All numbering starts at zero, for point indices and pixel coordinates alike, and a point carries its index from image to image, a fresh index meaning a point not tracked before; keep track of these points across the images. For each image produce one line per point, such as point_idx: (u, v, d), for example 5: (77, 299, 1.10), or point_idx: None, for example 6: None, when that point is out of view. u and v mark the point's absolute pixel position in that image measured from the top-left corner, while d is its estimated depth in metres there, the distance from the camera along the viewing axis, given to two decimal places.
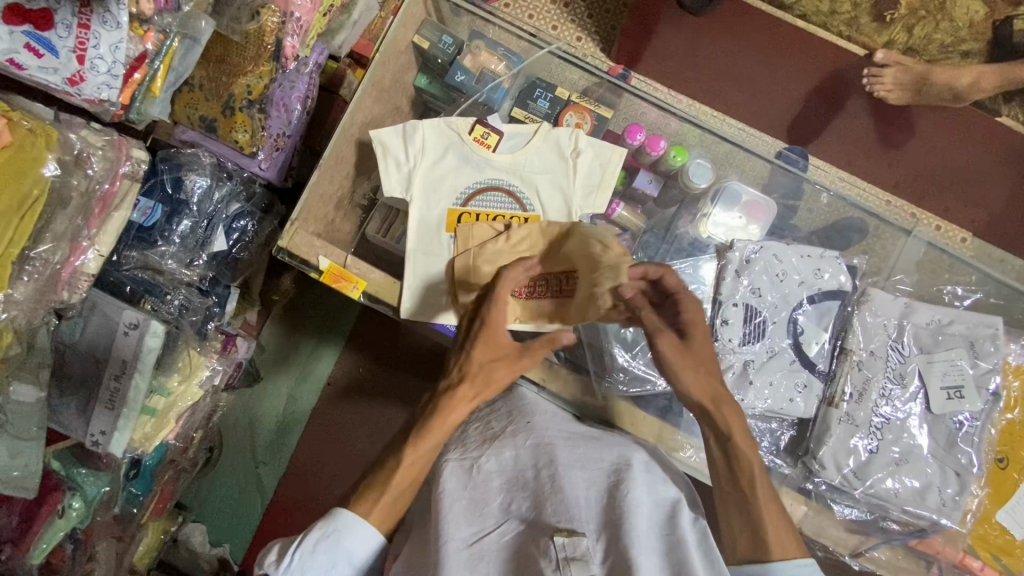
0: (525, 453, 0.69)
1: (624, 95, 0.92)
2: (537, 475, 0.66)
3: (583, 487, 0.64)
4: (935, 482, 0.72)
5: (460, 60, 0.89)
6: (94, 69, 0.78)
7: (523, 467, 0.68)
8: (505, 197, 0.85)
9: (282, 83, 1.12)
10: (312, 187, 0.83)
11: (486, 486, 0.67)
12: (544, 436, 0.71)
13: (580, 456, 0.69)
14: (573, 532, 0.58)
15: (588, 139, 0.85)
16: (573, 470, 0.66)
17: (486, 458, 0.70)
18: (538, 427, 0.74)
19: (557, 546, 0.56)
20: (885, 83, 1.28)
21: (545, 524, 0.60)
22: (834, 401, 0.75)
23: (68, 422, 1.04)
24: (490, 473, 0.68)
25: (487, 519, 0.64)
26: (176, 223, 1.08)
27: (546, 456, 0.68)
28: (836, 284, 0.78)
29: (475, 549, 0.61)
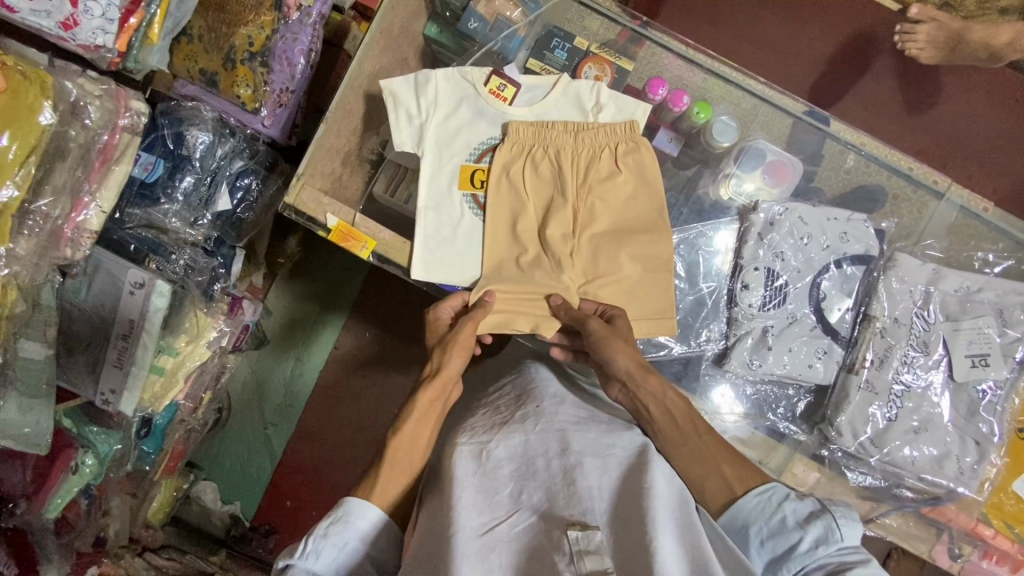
0: (533, 439, 0.68)
1: (646, 45, 0.86)
2: (548, 464, 0.64)
3: (595, 476, 0.62)
4: (953, 451, 0.70)
5: (474, 6, 0.83)
6: (88, 12, 0.74)
7: (535, 453, 0.66)
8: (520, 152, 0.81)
9: (285, 35, 1.08)
10: (319, 142, 0.79)
11: (495, 473, 0.65)
12: (554, 422, 0.70)
13: (590, 441, 0.67)
14: (586, 526, 0.56)
15: (611, 93, 0.81)
16: (586, 458, 0.64)
17: (495, 444, 0.68)
18: (546, 412, 0.73)
19: (571, 540, 0.55)
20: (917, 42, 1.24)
21: (558, 516, 0.58)
22: (855, 367, 0.73)
23: (77, 380, 1.05)
24: (500, 460, 0.66)
25: (498, 508, 0.61)
26: (179, 180, 1.05)
27: (557, 444, 0.66)
28: (862, 248, 0.75)
29: (486, 538, 0.58)
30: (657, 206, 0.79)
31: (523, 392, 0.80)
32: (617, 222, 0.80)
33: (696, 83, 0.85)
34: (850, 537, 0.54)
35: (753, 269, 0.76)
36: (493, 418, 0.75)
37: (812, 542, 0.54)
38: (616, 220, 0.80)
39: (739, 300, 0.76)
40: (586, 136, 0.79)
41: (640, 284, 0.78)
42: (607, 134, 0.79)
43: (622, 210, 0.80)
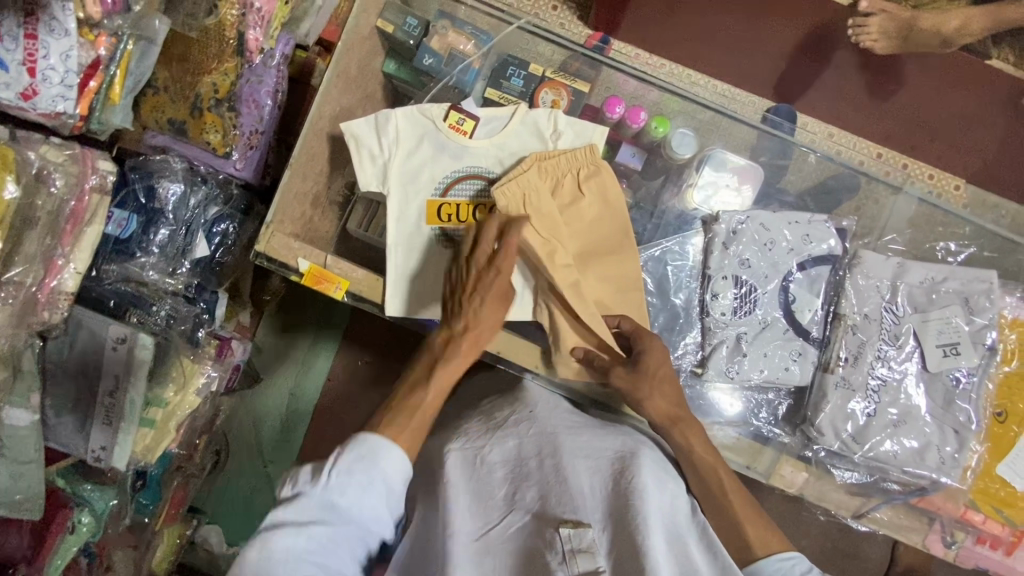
0: (526, 444, 0.73)
1: (601, 69, 0.88)
2: (540, 465, 0.69)
3: (585, 474, 0.67)
4: (933, 441, 0.71)
5: (427, 42, 0.86)
6: (47, 80, 0.75)
7: (528, 455, 0.72)
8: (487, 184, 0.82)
9: (249, 79, 1.13)
10: (286, 188, 0.80)
11: (489, 478, 0.71)
12: (547, 427, 0.74)
13: (582, 443, 0.71)
14: (578, 523, 0.62)
15: (569, 120, 0.82)
16: (576, 459, 0.68)
17: (488, 449, 0.74)
18: (540, 416, 0.77)
19: (563, 538, 0.60)
20: (870, 32, 1.27)
21: (551, 514, 0.63)
22: (830, 366, 0.74)
23: (67, 439, 1.05)
24: (495, 463, 0.72)
25: (492, 512, 0.68)
26: (153, 233, 1.06)
27: (549, 446, 0.71)
28: (826, 248, 0.77)
29: (481, 543, 0.66)
30: (623, 226, 0.81)
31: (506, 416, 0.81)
32: (587, 244, 0.81)
33: (652, 99, 0.86)
34: None
35: (721, 278, 0.77)
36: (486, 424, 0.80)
37: None
38: (587, 245, 0.81)
39: (711, 310, 0.77)
40: (547, 164, 0.80)
41: (614, 301, 0.79)
42: (568, 161, 0.80)
43: (591, 230, 0.81)
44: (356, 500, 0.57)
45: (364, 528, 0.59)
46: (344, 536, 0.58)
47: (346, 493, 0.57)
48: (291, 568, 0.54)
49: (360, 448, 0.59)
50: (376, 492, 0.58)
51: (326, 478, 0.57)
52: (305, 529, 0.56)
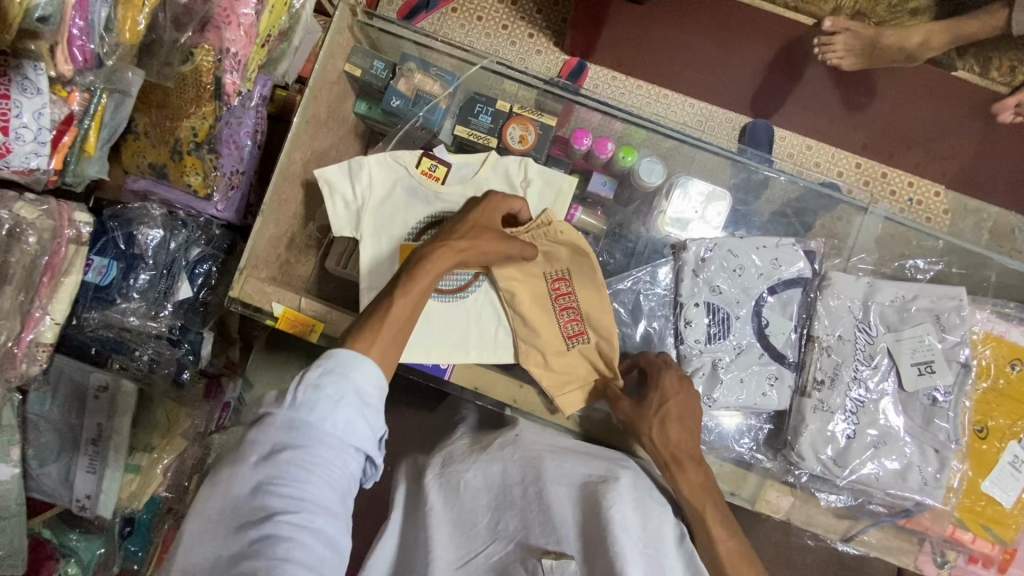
0: (511, 469, 0.75)
1: (572, 108, 0.88)
2: (524, 492, 0.72)
3: (563, 502, 0.70)
4: (914, 462, 0.71)
5: (394, 85, 0.86)
6: (20, 138, 0.77)
7: (512, 481, 0.74)
8: None
9: (228, 121, 1.15)
10: (259, 232, 0.80)
11: (474, 504, 0.75)
12: (532, 450, 0.76)
13: (564, 469, 0.73)
14: (560, 555, 0.66)
15: (538, 167, 0.85)
16: (558, 485, 0.71)
17: (469, 472, 0.77)
18: (525, 439, 0.78)
19: (546, 567, 0.65)
20: (836, 51, 1.33)
21: (535, 545, 0.69)
22: (806, 390, 0.74)
23: (52, 490, 1.04)
24: (477, 489, 0.75)
25: (475, 540, 0.74)
26: (133, 278, 1.06)
27: (533, 471, 0.73)
28: (796, 270, 0.78)
29: (463, 569, 0.72)
30: (585, 260, 0.82)
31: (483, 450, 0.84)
32: (554, 277, 0.83)
33: (618, 129, 0.87)
34: None
35: (695, 308, 0.78)
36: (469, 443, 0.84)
37: None
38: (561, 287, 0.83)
39: (685, 337, 0.78)
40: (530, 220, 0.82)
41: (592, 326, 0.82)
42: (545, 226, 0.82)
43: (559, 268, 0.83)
44: (324, 415, 0.59)
45: (339, 448, 0.59)
46: (318, 459, 0.58)
47: (314, 409, 0.59)
48: (267, 493, 0.56)
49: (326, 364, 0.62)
50: (347, 405, 0.60)
51: (295, 394, 0.60)
52: (275, 455, 0.58)
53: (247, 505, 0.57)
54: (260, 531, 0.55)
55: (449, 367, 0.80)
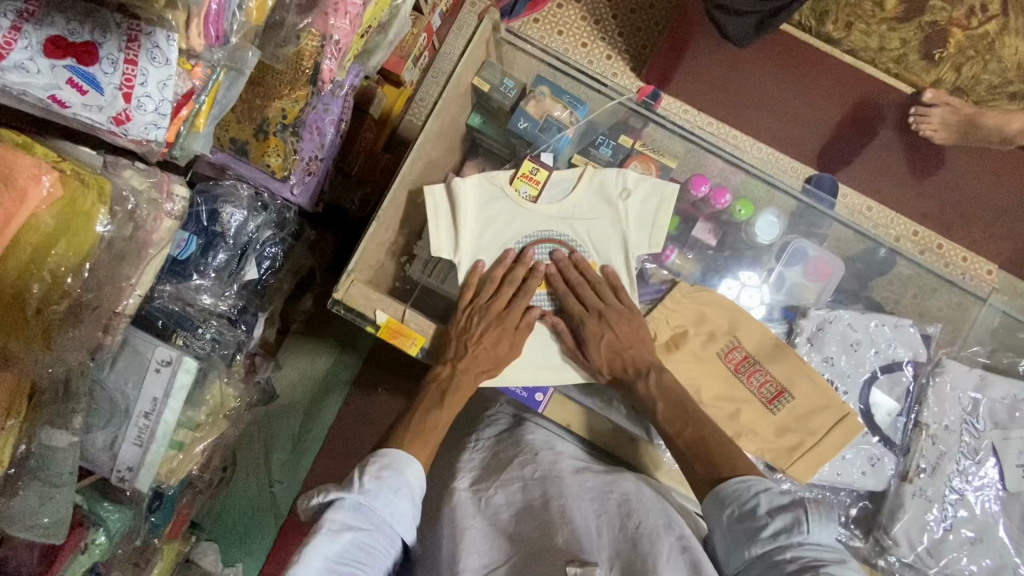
0: (532, 484, 0.82)
1: (648, 126, 0.99)
2: (546, 504, 0.78)
3: (585, 515, 0.76)
4: (1009, 562, 0.79)
5: (524, 107, 0.94)
6: (141, 107, 0.74)
7: (533, 496, 0.81)
8: (553, 245, 0.91)
9: (317, 107, 1.13)
10: (371, 237, 0.84)
11: (495, 518, 0.81)
12: (552, 469, 0.83)
13: (588, 488, 0.81)
14: (585, 562, 0.68)
15: (637, 177, 0.91)
16: (580, 501, 0.79)
17: (495, 492, 0.84)
18: (545, 459, 0.86)
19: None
20: (931, 123, 1.32)
21: (560, 551, 0.70)
22: (908, 476, 0.82)
23: (92, 456, 1.02)
24: (499, 504, 0.83)
25: (497, 552, 0.77)
26: (211, 256, 1.07)
27: (555, 486, 0.80)
28: (912, 354, 0.86)
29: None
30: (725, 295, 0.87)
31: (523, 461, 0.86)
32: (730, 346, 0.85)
33: (738, 181, 0.95)
34: (816, 531, 0.63)
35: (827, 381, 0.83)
36: (493, 466, 0.91)
37: (775, 528, 0.64)
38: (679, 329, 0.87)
39: None
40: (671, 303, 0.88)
41: (775, 384, 0.83)
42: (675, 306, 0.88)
43: (727, 336, 0.86)
44: (386, 505, 0.68)
45: (391, 537, 0.69)
46: (377, 544, 0.67)
47: (379, 501, 0.68)
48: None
49: (386, 460, 0.71)
50: (405, 498, 0.70)
51: (359, 485, 0.68)
52: (340, 534, 0.65)
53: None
54: None
55: (545, 400, 0.87)
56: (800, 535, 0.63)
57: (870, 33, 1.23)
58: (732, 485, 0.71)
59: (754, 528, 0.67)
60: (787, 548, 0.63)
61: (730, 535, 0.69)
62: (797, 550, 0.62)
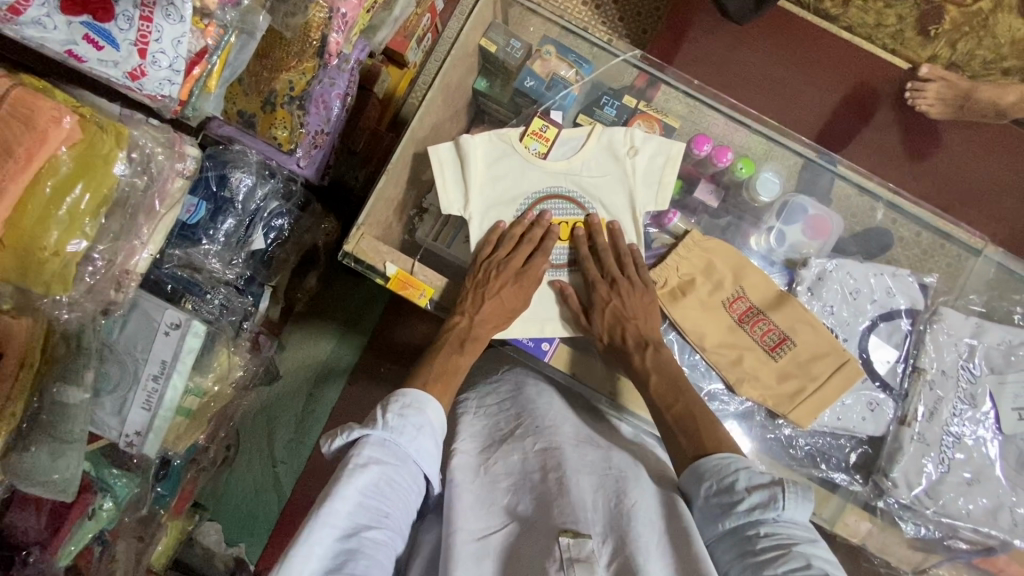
0: (531, 458, 0.78)
1: (662, 87, 1.00)
2: (545, 477, 0.74)
3: (585, 490, 0.72)
4: (1006, 502, 0.83)
5: (530, 66, 0.98)
6: (156, 63, 0.75)
7: (532, 469, 0.77)
8: (565, 202, 0.93)
9: (323, 79, 1.14)
10: (379, 194, 0.88)
11: (494, 487, 0.76)
12: (552, 442, 0.80)
13: (586, 461, 0.77)
14: (578, 534, 0.65)
15: (643, 137, 0.93)
16: (579, 476, 0.74)
17: (495, 462, 0.80)
18: (546, 431, 0.82)
19: (563, 546, 0.63)
20: (926, 97, 1.35)
21: (551, 522, 0.67)
22: (907, 420, 0.86)
23: (100, 421, 1.01)
24: (500, 474, 0.78)
25: (492, 518, 0.72)
26: (220, 221, 1.09)
27: (554, 459, 0.76)
28: (909, 303, 0.90)
29: (482, 543, 0.69)
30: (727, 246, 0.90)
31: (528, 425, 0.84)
32: (733, 297, 0.88)
33: (741, 139, 0.99)
34: (791, 507, 0.64)
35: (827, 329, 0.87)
36: (494, 432, 0.86)
37: (750, 503, 0.66)
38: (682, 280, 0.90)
39: None
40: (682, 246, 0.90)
41: (779, 331, 0.87)
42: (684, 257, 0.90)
43: (733, 286, 0.89)
44: (409, 443, 0.70)
45: (415, 472, 0.71)
46: (402, 478, 0.69)
47: (402, 437, 0.70)
48: (356, 511, 0.64)
49: (407, 399, 0.73)
50: (427, 435, 0.72)
51: (383, 422, 0.70)
52: (368, 467, 0.66)
53: (345, 511, 0.63)
54: (347, 543, 0.62)
55: (551, 350, 0.92)
56: (775, 511, 0.65)
57: (866, 10, 1.32)
58: (712, 459, 0.74)
59: (730, 502, 0.68)
60: (762, 523, 0.65)
61: (706, 508, 0.71)
62: (770, 525, 0.64)
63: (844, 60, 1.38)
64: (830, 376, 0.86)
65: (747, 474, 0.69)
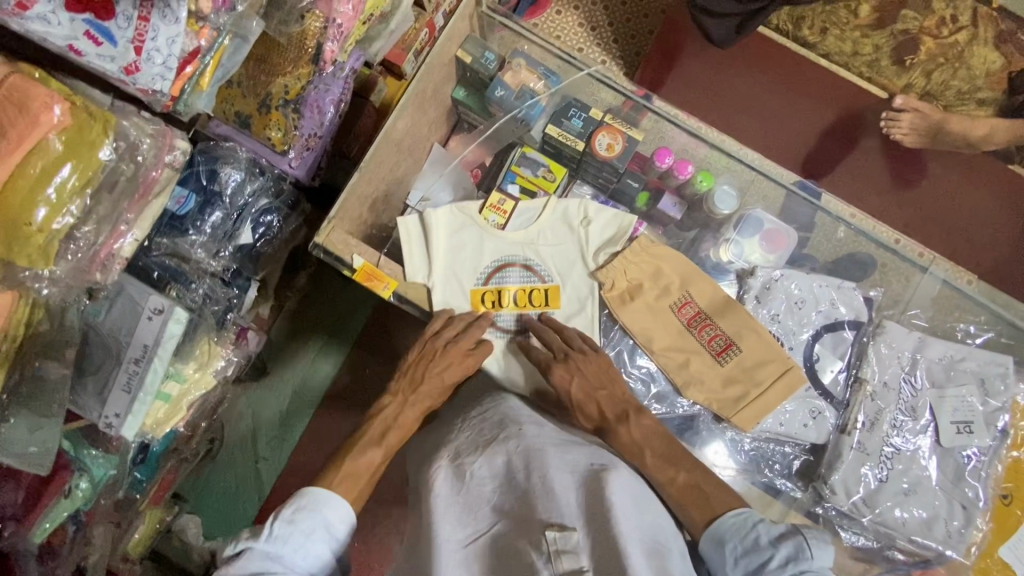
0: (514, 457, 0.81)
1: (646, 113, 1.08)
2: (527, 476, 0.77)
3: (565, 486, 0.74)
4: (942, 514, 0.92)
5: (501, 76, 1.07)
6: (150, 60, 0.80)
7: (515, 468, 0.79)
8: (523, 271, 1.02)
9: (318, 86, 1.20)
10: (353, 190, 0.93)
11: (476, 491, 0.80)
12: (532, 442, 0.82)
13: (567, 459, 0.79)
14: (564, 527, 0.69)
15: (597, 208, 1.03)
16: (560, 472, 0.76)
17: (478, 465, 0.82)
18: (527, 434, 0.84)
19: (551, 540, 0.67)
20: (901, 127, 1.39)
21: (536, 519, 0.71)
22: (847, 429, 0.96)
23: (82, 401, 1.05)
24: (482, 478, 0.81)
25: (480, 520, 0.77)
26: (208, 214, 1.14)
27: (536, 459, 0.78)
28: (855, 316, 1.00)
29: (467, 547, 0.77)
30: (675, 254, 1.00)
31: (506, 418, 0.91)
32: (682, 302, 0.99)
33: (703, 153, 1.08)
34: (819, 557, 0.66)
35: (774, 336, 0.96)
36: (476, 440, 0.88)
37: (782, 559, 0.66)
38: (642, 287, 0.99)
39: None
40: (635, 255, 0.99)
41: (725, 337, 0.97)
42: (640, 266, 0.99)
43: (680, 291, 0.99)
44: (297, 551, 0.70)
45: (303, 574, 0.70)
46: None
47: (287, 543, 0.69)
48: None
49: (301, 501, 0.73)
50: (317, 539, 0.71)
51: (269, 531, 0.70)
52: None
53: None
54: None
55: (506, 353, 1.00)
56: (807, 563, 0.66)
57: (844, 37, 1.34)
58: (728, 520, 0.73)
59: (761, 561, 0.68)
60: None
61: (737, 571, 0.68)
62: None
63: (827, 92, 1.42)
64: (775, 380, 0.94)
65: (766, 529, 0.70)
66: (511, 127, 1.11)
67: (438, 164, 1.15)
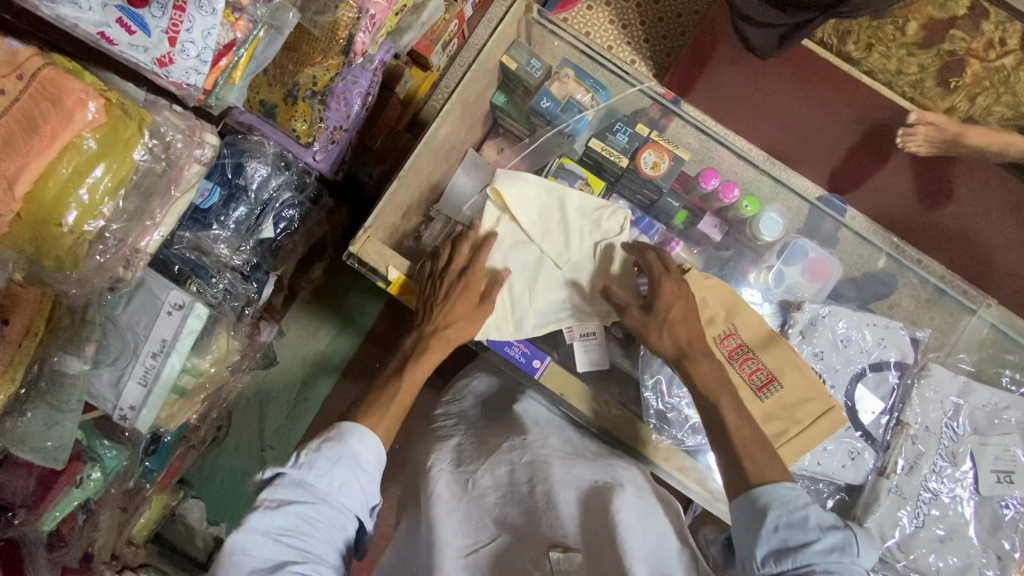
0: (519, 469, 0.86)
1: (674, 118, 1.10)
2: (531, 490, 0.82)
3: (569, 503, 0.80)
4: (975, 563, 0.93)
5: (548, 87, 1.06)
6: (184, 52, 0.77)
7: (519, 481, 0.85)
8: None
9: (346, 77, 1.16)
10: (390, 199, 0.94)
11: (479, 500, 0.86)
12: (538, 454, 0.87)
13: (573, 474, 0.84)
14: (567, 547, 0.77)
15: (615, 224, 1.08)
16: (565, 488, 0.82)
17: (482, 475, 0.88)
18: (533, 445, 0.89)
19: (553, 559, 0.75)
20: (915, 139, 1.35)
21: (541, 539, 0.78)
22: (886, 472, 0.95)
23: (96, 392, 1.03)
24: (486, 488, 0.86)
25: (481, 532, 0.83)
26: (232, 208, 1.12)
27: (541, 473, 0.84)
28: (900, 356, 0.99)
29: (468, 557, 0.80)
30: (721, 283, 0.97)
31: (512, 423, 0.97)
32: (725, 334, 0.95)
33: (747, 177, 1.10)
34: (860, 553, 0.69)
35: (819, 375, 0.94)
36: (483, 445, 0.95)
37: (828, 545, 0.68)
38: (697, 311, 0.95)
39: None
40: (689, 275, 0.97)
41: (766, 371, 0.92)
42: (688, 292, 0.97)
43: (725, 323, 0.95)
44: (324, 474, 0.74)
45: (338, 507, 0.75)
46: (318, 513, 0.73)
47: (319, 476, 0.74)
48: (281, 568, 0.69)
49: (330, 432, 0.78)
50: (342, 466, 0.75)
51: (296, 460, 0.75)
52: (283, 507, 0.72)
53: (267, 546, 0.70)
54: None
55: (541, 368, 0.94)
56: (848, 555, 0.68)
57: (889, 55, 1.28)
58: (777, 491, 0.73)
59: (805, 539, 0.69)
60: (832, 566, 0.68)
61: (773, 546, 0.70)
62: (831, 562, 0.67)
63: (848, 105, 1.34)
64: (814, 420, 0.91)
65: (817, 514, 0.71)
66: (556, 141, 1.09)
67: (472, 169, 1.12)
